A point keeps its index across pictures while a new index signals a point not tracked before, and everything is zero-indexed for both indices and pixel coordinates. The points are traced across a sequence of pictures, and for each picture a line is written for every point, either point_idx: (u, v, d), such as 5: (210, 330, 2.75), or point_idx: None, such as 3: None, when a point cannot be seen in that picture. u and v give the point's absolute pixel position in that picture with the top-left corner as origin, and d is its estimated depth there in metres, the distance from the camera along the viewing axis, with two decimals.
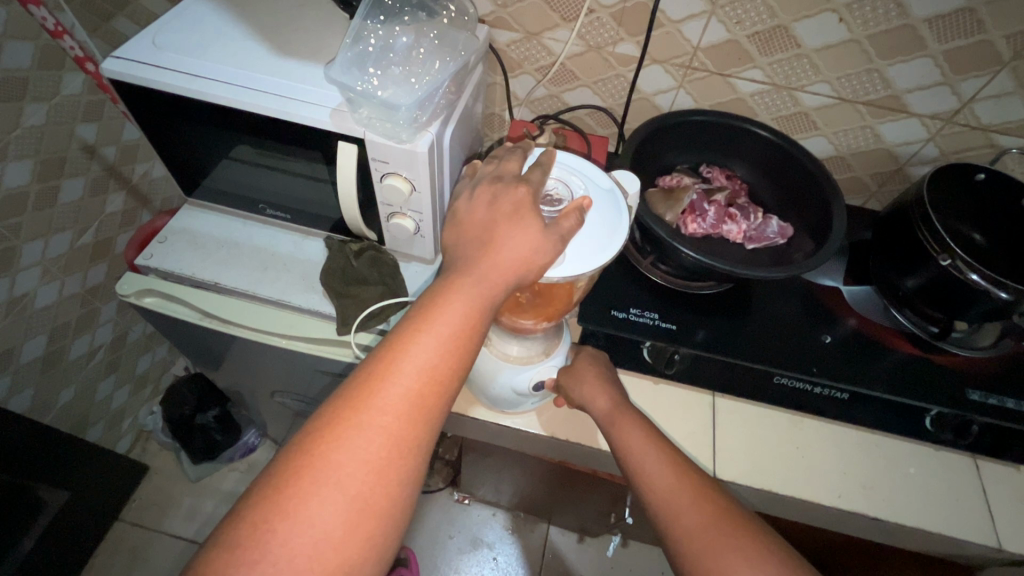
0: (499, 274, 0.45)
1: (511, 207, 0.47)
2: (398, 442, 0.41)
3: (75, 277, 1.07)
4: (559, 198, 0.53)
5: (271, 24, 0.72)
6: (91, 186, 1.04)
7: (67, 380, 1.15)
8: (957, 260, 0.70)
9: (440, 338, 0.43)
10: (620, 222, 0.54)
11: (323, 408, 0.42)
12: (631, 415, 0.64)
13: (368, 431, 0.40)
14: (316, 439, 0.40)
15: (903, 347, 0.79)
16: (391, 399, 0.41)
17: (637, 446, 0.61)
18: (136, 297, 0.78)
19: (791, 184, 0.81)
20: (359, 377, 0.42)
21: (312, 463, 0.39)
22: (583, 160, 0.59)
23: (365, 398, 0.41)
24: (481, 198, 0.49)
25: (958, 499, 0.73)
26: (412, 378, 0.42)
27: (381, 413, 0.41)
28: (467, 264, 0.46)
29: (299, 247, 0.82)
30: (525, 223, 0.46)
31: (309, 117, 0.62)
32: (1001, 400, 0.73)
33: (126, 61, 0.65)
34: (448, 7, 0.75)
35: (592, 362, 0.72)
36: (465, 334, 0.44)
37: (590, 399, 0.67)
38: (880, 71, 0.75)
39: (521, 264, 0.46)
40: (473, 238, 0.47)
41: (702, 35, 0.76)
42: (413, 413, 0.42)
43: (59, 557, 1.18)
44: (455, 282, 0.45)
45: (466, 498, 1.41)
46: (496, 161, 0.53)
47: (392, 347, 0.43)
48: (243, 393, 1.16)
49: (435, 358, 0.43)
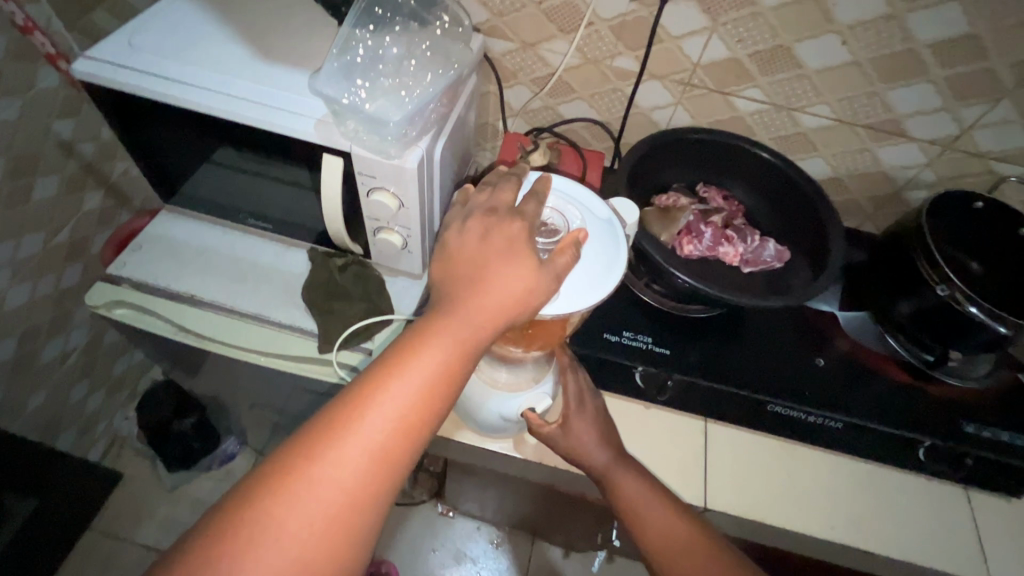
0: (485, 318, 0.42)
1: (504, 243, 0.44)
2: (353, 500, 0.37)
3: (49, 277, 1.02)
4: (554, 229, 0.51)
5: (255, 26, 0.69)
6: (66, 184, 0.99)
7: (38, 384, 1.10)
8: (955, 291, 0.70)
9: (414, 385, 0.39)
10: (617, 256, 0.52)
11: (275, 453, 0.37)
12: (628, 463, 0.65)
13: (323, 485, 0.36)
14: (261, 491, 0.36)
15: (895, 373, 0.78)
16: (350, 451, 0.37)
17: (625, 479, 0.64)
18: (107, 309, 0.74)
19: (788, 206, 0.79)
20: (319, 420, 0.38)
21: (254, 518, 0.35)
22: (580, 187, 0.56)
23: (322, 446, 0.37)
24: (472, 231, 0.45)
25: (948, 531, 0.72)
26: (378, 429, 0.38)
27: (339, 466, 0.37)
28: (452, 302, 0.42)
29: (282, 257, 0.79)
30: (518, 261, 0.43)
31: (292, 128, 0.59)
32: (996, 433, 0.73)
33: (99, 61, 0.62)
34: (442, 17, 0.71)
35: (593, 414, 0.67)
36: (443, 382, 0.40)
37: (583, 453, 0.65)
38: (881, 95, 0.74)
39: (509, 309, 0.43)
40: (460, 273, 0.44)
41: (702, 52, 0.74)
42: (373, 468, 0.38)
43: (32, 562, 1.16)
44: (438, 322, 0.41)
45: (450, 510, 1.38)
46: (489, 189, 0.50)
47: (360, 391, 0.39)
48: (223, 400, 1.12)
49: (406, 407, 0.39)
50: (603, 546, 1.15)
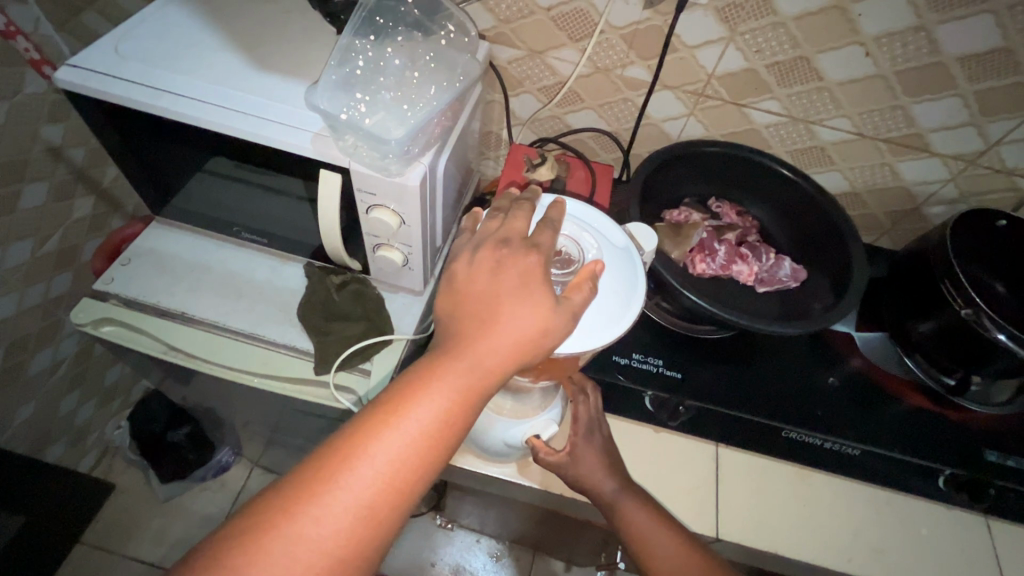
0: (490, 364, 0.39)
1: (517, 276, 0.41)
2: (334, 565, 0.34)
3: (37, 287, 0.99)
4: (569, 258, 0.48)
5: (250, 32, 0.66)
6: (55, 191, 0.96)
7: (27, 397, 1.06)
8: (981, 314, 0.66)
9: (409, 437, 0.36)
10: (635, 286, 0.49)
11: (252, 506, 0.34)
12: (635, 492, 0.61)
13: (304, 544, 0.33)
14: (234, 549, 0.32)
15: (912, 398, 0.76)
16: (336, 509, 0.34)
17: (645, 527, 0.59)
18: (93, 327, 0.71)
19: (805, 223, 0.76)
20: (303, 472, 0.35)
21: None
22: (595, 212, 0.54)
23: (303, 502, 0.34)
24: (482, 263, 0.42)
25: (971, 565, 0.69)
26: (367, 484, 0.35)
27: (324, 523, 0.34)
28: (456, 345, 0.39)
29: (277, 274, 0.76)
30: (531, 301, 0.40)
31: (287, 142, 0.56)
32: (1020, 462, 0.70)
33: (84, 70, 0.59)
34: (447, 27, 0.68)
35: (601, 446, 0.64)
36: (442, 433, 0.37)
37: (591, 481, 0.61)
38: (905, 109, 0.71)
39: (517, 356, 0.40)
40: (468, 310, 0.41)
41: (718, 62, 0.71)
42: (359, 528, 0.35)
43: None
44: (440, 367, 0.38)
45: (449, 523, 1.36)
46: (499, 216, 0.47)
47: (353, 439, 0.36)
48: (218, 412, 1.09)
49: (399, 461, 0.36)
50: (606, 564, 1.12)
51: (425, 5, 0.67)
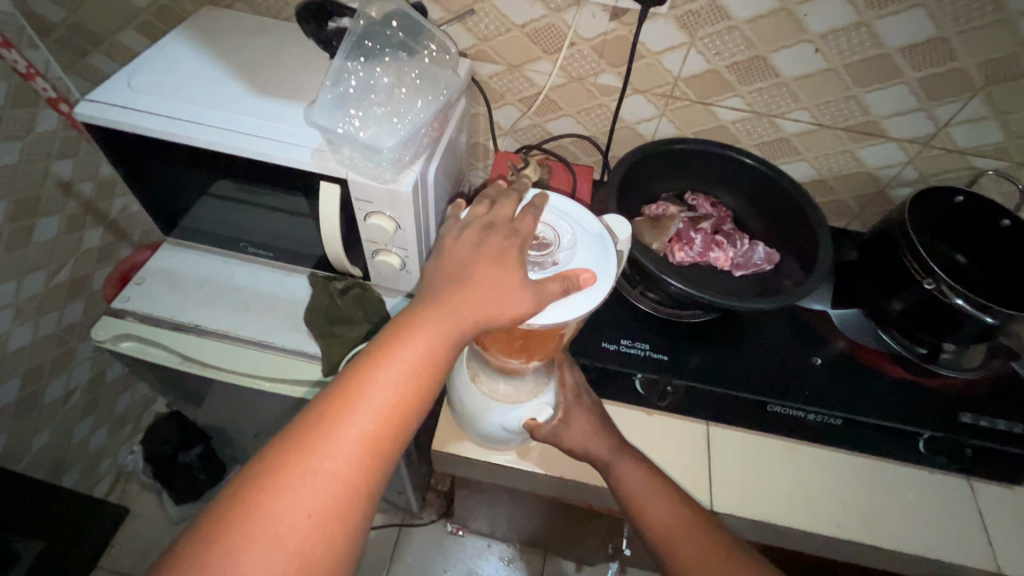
0: (468, 310, 0.44)
1: (499, 251, 0.47)
2: (347, 490, 0.38)
3: (51, 316, 1.04)
4: (546, 242, 0.53)
5: (249, 62, 0.71)
6: (66, 224, 1.01)
7: (42, 424, 1.10)
8: (941, 285, 0.72)
9: (400, 376, 0.41)
10: (607, 268, 0.52)
11: (265, 453, 0.38)
12: (629, 451, 0.66)
13: (318, 474, 0.38)
14: (256, 485, 0.37)
15: (893, 370, 0.79)
16: (342, 443, 0.39)
17: (640, 487, 0.63)
18: (112, 342, 0.75)
19: (777, 210, 0.80)
20: (309, 416, 0.39)
21: (248, 515, 0.36)
22: (575, 204, 0.57)
23: (312, 439, 0.38)
24: (469, 241, 0.47)
25: (956, 524, 0.73)
26: (368, 420, 0.40)
27: (332, 456, 0.38)
28: (435, 298, 0.44)
29: (282, 284, 0.81)
30: (506, 265, 0.46)
31: (288, 158, 0.61)
32: (993, 422, 0.74)
33: (100, 104, 0.64)
34: (429, 46, 0.73)
35: (591, 409, 0.69)
36: (429, 373, 0.42)
37: (589, 447, 0.66)
38: (858, 98, 0.76)
39: (495, 304, 0.44)
40: (448, 273, 0.46)
41: (682, 66, 0.77)
42: (365, 457, 0.39)
43: None
44: (421, 316, 0.43)
45: (459, 529, 1.38)
46: (486, 202, 0.51)
47: (349, 385, 0.40)
48: (228, 428, 1.13)
49: (394, 397, 0.41)
50: (615, 557, 1.14)
51: (407, 26, 0.72)
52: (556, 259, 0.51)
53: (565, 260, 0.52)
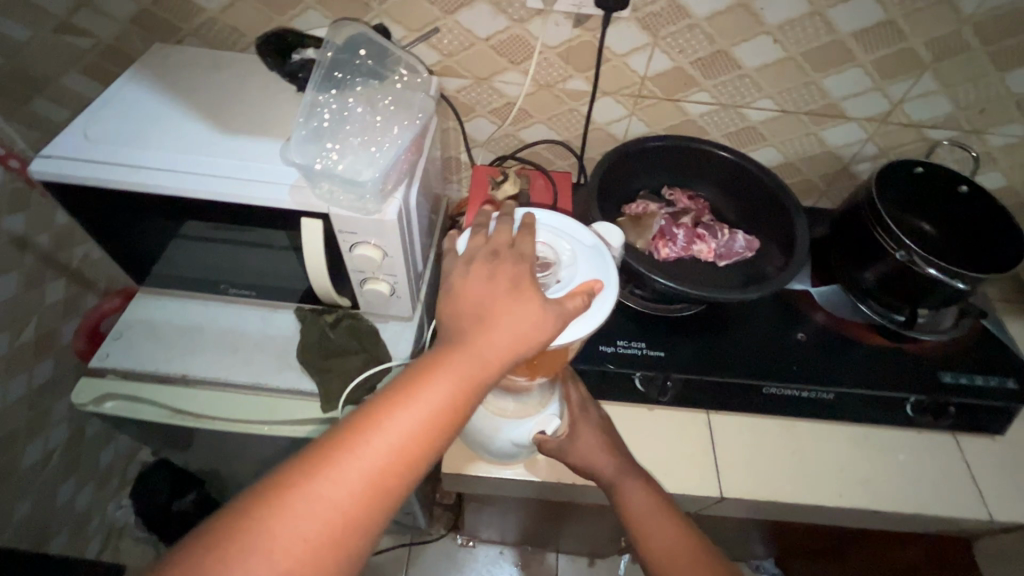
0: (492, 351, 0.44)
1: (511, 281, 0.46)
2: (346, 521, 0.38)
3: (20, 377, 0.98)
4: (547, 262, 0.53)
5: (211, 100, 0.69)
6: (26, 280, 0.96)
7: (23, 490, 1.04)
8: (913, 255, 0.74)
9: (418, 416, 0.41)
10: (609, 279, 0.53)
11: (276, 470, 0.38)
12: (634, 470, 0.67)
13: (321, 501, 0.37)
14: (260, 501, 0.37)
15: (875, 339, 0.83)
16: (349, 473, 0.38)
17: (642, 506, 0.64)
18: (96, 404, 0.72)
19: (751, 199, 0.83)
20: (322, 441, 0.40)
21: (246, 529, 0.35)
22: (565, 220, 0.59)
23: (321, 464, 0.38)
24: (479, 272, 0.47)
25: (948, 479, 0.77)
26: (379, 454, 0.39)
27: (338, 485, 0.38)
28: (462, 337, 0.44)
29: (268, 322, 0.79)
30: (526, 298, 0.45)
31: (267, 198, 0.60)
32: (971, 378, 0.78)
33: (57, 158, 0.61)
34: (400, 71, 0.72)
35: (596, 424, 0.70)
36: (444, 416, 0.42)
37: (594, 463, 0.67)
38: (817, 83, 0.79)
39: (517, 343, 0.44)
40: (470, 308, 0.45)
41: (648, 65, 0.78)
42: (369, 492, 0.39)
43: None
44: (446, 356, 0.43)
45: (469, 540, 1.37)
46: (483, 231, 0.51)
47: (367, 416, 0.40)
48: (223, 472, 1.09)
49: (408, 436, 0.40)
50: (628, 547, 1.16)
51: (375, 54, 0.71)
52: (560, 276, 0.52)
53: (569, 276, 0.52)
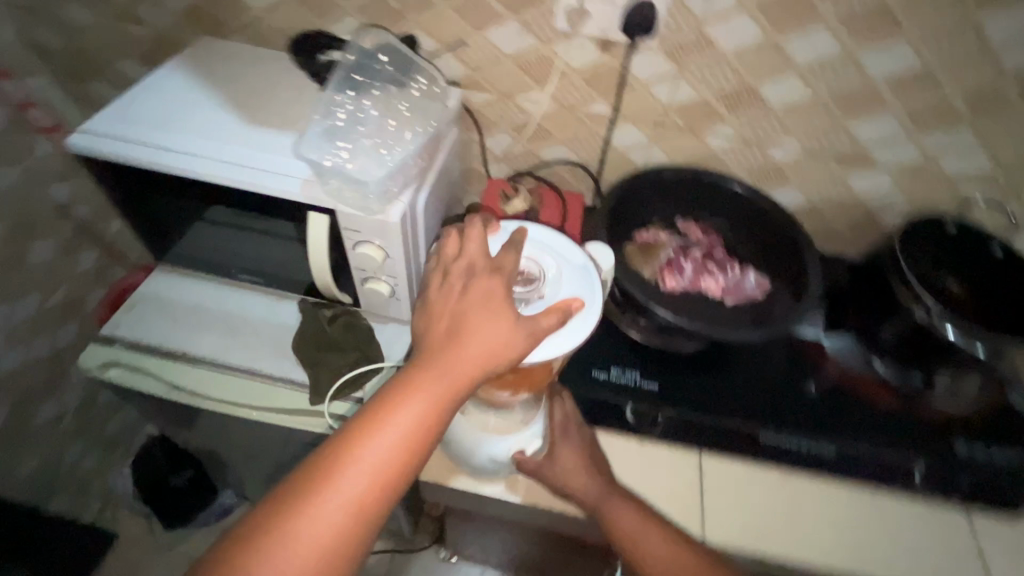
0: (464, 370, 0.44)
1: (483, 297, 0.46)
2: (330, 551, 0.39)
3: (44, 339, 1.03)
4: (531, 277, 0.53)
5: (241, 92, 0.72)
6: (62, 247, 1.02)
7: (31, 447, 1.08)
8: (933, 314, 0.71)
9: (393, 440, 0.42)
10: (594, 300, 0.52)
11: (253, 516, 0.39)
12: (618, 492, 0.65)
13: (304, 536, 0.39)
14: (245, 541, 0.38)
15: (888, 401, 0.78)
16: (328, 505, 0.40)
17: (633, 526, 0.62)
18: (100, 370, 0.75)
19: (767, 238, 0.80)
20: (301, 475, 0.41)
21: (235, 568, 0.37)
22: (555, 235, 0.58)
23: (301, 499, 0.39)
24: (450, 287, 0.47)
25: (953, 559, 0.71)
26: (356, 483, 0.40)
27: (319, 518, 0.39)
28: (433, 357, 0.44)
29: (272, 311, 0.81)
30: (496, 315, 0.45)
31: (278, 189, 0.62)
32: (988, 452, 0.74)
33: (92, 134, 0.65)
34: (418, 80, 0.75)
35: (578, 443, 0.68)
36: (419, 438, 0.42)
37: (576, 485, 0.65)
38: (846, 128, 0.77)
39: (490, 358, 0.44)
40: (441, 328, 0.45)
41: (671, 95, 0.77)
42: (350, 520, 0.40)
43: None
44: (417, 377, 0.43)
45: (453, 556, 1.34)
46: (456, 235, 0.50)
47: (343, 446, 0.41)
48: (218, 453, 1.11)
49: (384, 461, 0.41)
50: None
51: (397, 61, 0.75)
52: (542, 293, 0.52)
53: (551, 294, 0.52)
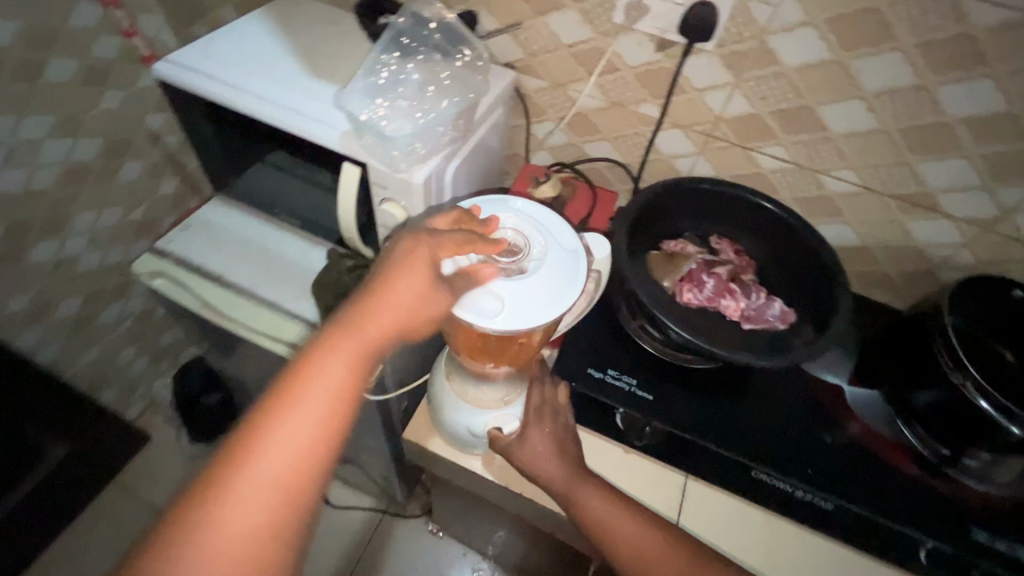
0: (387, 320, 0.49)
1: (416, 262, 0.51)
2: (287, 494, 0.42)
3: (121, 249, 1.14)
4: (516, 250, 0.58)
5: (309, 45, 0.77)
6: (149, 169, 1.12)
7: (93, 342, 1.21)
8: (968, 382, 0.63)
9: (328, 386, 0.45)
10: (570, 282, 0.57)
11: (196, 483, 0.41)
12: (589, 477, 0.64)
13: (257, 484, 0.42)
14: (196, 502, 0.40)
15: (908, 468, 0.71)
16: (277, 453, 0.43)
17: (604, 508, 0.62)
18: (148, 277, 0.83)
19: (799, 267, 0.76)
20: (240, 434, 0.43)
21: (192, 525, 0.40)
22: (553, 217, 0.62)
23: (246, 454, 0.42)
24: (386, 257, 0.51)
25: None
26: (301, 432, 0.44)
27: (270, 467, 0.42)
28: (353, 313, 0.48)
29: (305, 254, 0.86)
30: (418, 272, 0.50)
31: (319, 135, 0.66)
32: (1010, 547, 0.66)
33: (175, 65, 0.72)
34: (464, 51, 0.75)
35: (552, 429, 0.68)
36: (354, 381, 0.46)
37: (544, 470, 0.65)
38: (912, 166, 0.71)
39: (412, 309, 0.50)
40: (361, 290, 0.50)
41: (725, 106, 0.75)
42: (300, 464, 0.43)
43: (66, 491, 1.28)
44: (337, 331, 0.47)
45: (439, 531, 1.34)
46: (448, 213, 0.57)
47: (281, 402, 0.44)
48: (243, 379, 1.19)
49: (324, 405, 0.45)
50: None
51: (447, 31, 0.75)
52: (522, 267, 0.57)
53: (531, 269, 0.57)
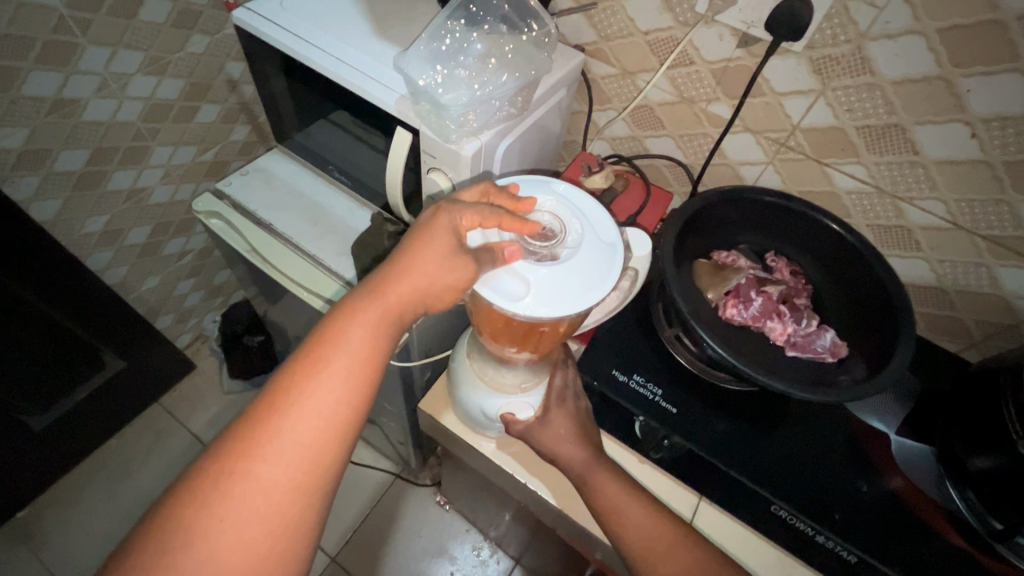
0: (408, 291, 0.49)
1: (440, 237, 0.51)
2: (313, 453, 0.43)
3: (190, 186, 1.21)
4: (550, 236, 0.56)
5: (382, 6, 0.77)
6: (224, 114, 1.16)
7: (156, 270, 1.29)
8: None
9: (352, 351, 0.46)
10: (605, 277, 0.54)
11: (219, 442, 0.42)
12: (603, 465, 0.63)
13: (283, 442, 0.43)
14: (228, 457, 0.42)
15: (951, 536, 0.65)
16: (303, 413, 0.44)
17: (614, 496, 0.60)
18: (206, 217, 0.87)
19: (858, 297, 0.71)
20: (268, 394, 0.44)
21: (222, 478, 0.41)
22: (594, 205, 0.59)
23: (272, 412, 0.43)
24: (413, 233, 0.52)
25: None
26: (326, 394, 0.45)
27: (295, 426, 0.43)
28: (377, 285, 0.49)
29: (351, 214, 0.88)
30: (439, 244, 0.50)
31: (376, 97, 0.66)
32: None
33: (253, 13, 0.74)
34: (532, 25, 0.72)
35: (571, 413, 0.68)
36: (376, 346, 0.47)
37: (562, 452, 0.65)
38: (1012, 206, 0.63)
39: (437, 283, 0.50)
40: (386, 264, 0.50)
41: (805, 114, 0.69)
42: (325, 424, 0.44)
43: (116, 402, 1.37)
44: (360, 300, 0.48)
45: (446, 502, 1.36)
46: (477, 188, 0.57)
47: (305, 365, 0.45)
48: (283, 326, 1.24)
49: (348, 369, 0.46)
50: None
51: (517, 4, 0.73)
52: (554, 254, 0.55)
53: (565, 257, 0.55)
